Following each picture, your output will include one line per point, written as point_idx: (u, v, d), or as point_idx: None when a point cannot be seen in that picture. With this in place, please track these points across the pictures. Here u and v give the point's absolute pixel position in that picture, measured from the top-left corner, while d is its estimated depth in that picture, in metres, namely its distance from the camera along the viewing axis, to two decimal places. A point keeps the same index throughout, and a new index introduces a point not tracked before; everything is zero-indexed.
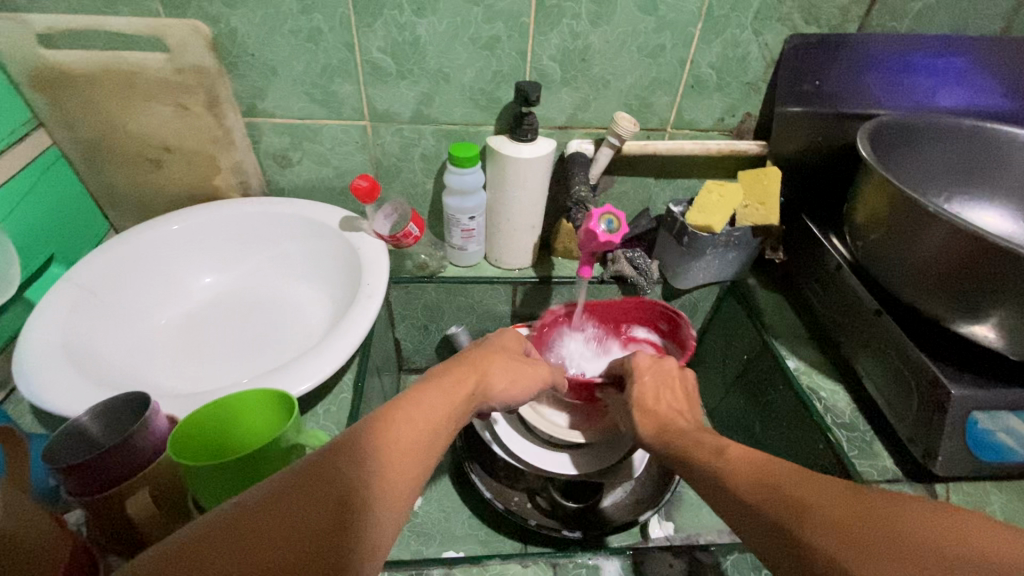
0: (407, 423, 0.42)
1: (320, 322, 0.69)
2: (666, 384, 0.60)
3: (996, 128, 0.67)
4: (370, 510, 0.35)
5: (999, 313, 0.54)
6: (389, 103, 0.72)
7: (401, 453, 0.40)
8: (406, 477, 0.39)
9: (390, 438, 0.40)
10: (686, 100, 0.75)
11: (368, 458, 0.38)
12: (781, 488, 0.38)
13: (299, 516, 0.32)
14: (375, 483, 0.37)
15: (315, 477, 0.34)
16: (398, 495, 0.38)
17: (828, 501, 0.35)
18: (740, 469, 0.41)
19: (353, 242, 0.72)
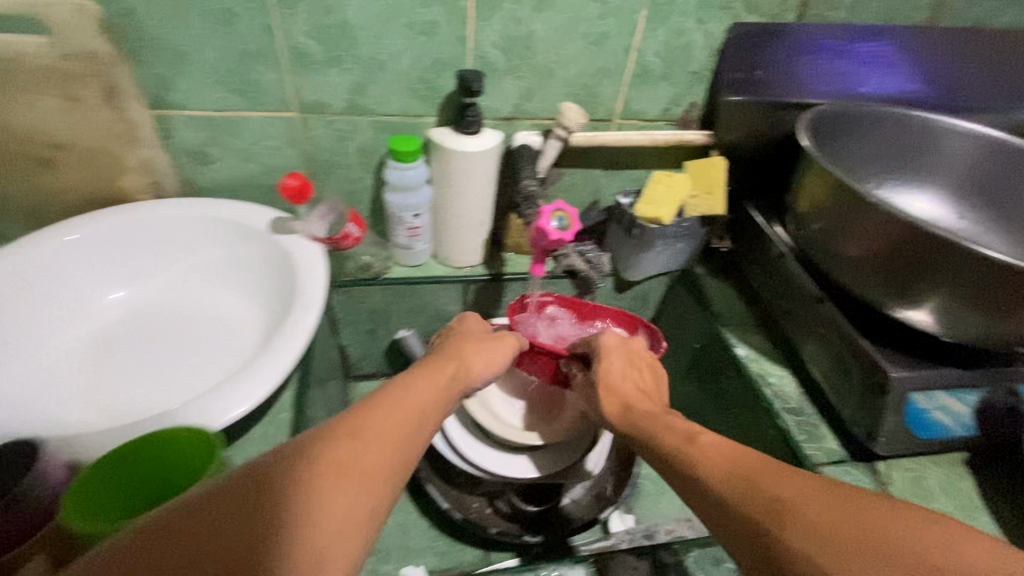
0: (379, 420, 0.39)
1: (252, 336, 0.64)
2: (635, 366, 0.62)
3: (925, 116, 0.70)
4: (320, 504, 0.32)
5: (934, 299, 0.56)
6: (319, 93, 0.67)
7: (371, 446, 0.37)
8: (378, 482, 0.36)
9: (359, 438, 0.36)
10: (633, 90, 0.74)
11: (330, 464, 0.34)
12: (755, 480, 0.39)
13: (236, 531, 0.29)
14: (328, 478, 0.33)
15: (261, 492, 0.31)
16: (366, 504, 0.34)
17: (806, 498, 0.36)
18: (712, 460, 0.42)
19: (286, 246, 0.66)
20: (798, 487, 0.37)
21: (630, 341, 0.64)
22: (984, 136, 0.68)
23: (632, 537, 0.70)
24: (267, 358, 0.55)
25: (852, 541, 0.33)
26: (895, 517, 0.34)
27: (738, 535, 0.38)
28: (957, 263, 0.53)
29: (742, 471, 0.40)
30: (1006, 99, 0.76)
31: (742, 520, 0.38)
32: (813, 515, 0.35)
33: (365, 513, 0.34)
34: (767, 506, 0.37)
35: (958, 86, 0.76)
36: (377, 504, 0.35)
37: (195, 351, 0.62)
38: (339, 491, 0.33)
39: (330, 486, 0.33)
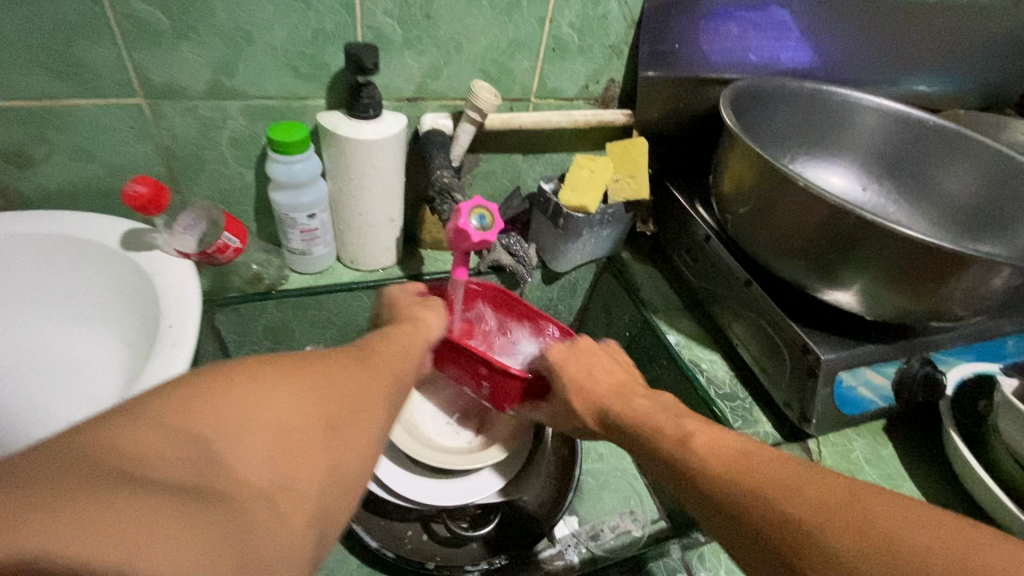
0: (384, 361, 0.41)
1: (114, 384, 0.53)
2: (592, 358, 0.58)
3: (836, 90, 0.70)
4: (359, 400, 0.35)
5: (858, 279, 0.57)
6: (170, 74, 0.54)
7: (388, 372, 0.40)
8: (385, 410, 0.37)
9: (372, 372, 0.38)
10: (548, 66, 0.67)
11: (365, 374, 0.37)
12: (769, 493, 0.36)
13: (302, 397, 0.32)
14: (362, 382, 0.36)
15: (315, 373, 0.34)
16: (375, 428, 0.36)
17: (823, 511, 0.34)
18: (718, 465, 0.40)
19: (145, 267, 0.54)
20: (818, 493, 0.35)
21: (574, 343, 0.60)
22: (888, 110, 0.70)
23: (578, 542, 0.66)
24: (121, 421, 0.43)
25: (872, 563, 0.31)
26: (913, 524, 0.32)
27: (748, 551, 0.37)
28: (877, 242, 0.53)
29: (752, 482, 0.37)
30: (886, 72, 0.80)
31: (753, 539, 0.36)
32: (829, 538, 0.33)
33: (371, 438, 0.35)
34: (782, 526, 0.35)
35: (853, 60, 0.78)
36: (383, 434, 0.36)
37: (51, 421, 0.52)
38: (357, 410, 0.35)
39: (350, 399, 0.34)
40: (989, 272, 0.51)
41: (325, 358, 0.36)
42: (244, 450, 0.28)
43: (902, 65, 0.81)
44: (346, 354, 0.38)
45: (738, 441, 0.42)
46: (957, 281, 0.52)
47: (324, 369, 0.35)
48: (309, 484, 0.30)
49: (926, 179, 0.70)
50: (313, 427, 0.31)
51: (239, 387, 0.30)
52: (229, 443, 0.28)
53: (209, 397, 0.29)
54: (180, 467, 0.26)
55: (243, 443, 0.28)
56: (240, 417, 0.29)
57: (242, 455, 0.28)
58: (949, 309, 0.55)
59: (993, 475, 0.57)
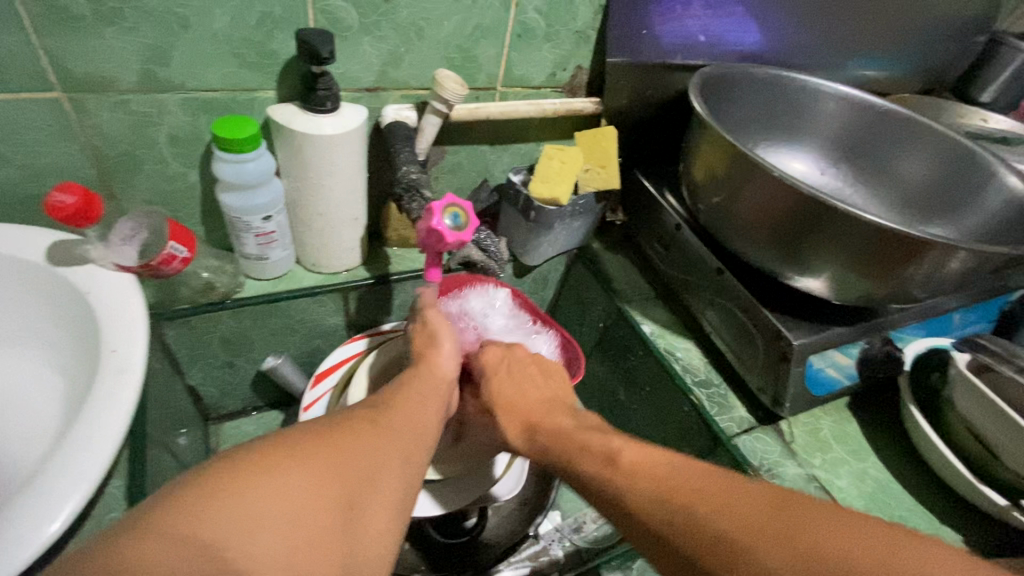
0: (401, 423, 0.38)
1: (51, 420, 0.48)
2: (525, 368, 0.56)
3: (796, 77, 0.71)
4: (378, 470, 0.34)
5: (828, 266, 0.57)
6: (94, 64, 0.48)
7: (405, 429, 0.38)
8: (405, 481, 0.35)
9: (389, 435, 0.36)
10: (515, 52, 0.64)
11: (382, 437, 0.36)
12: (706, 508, 0.35)
13: (317, 481, 0.30)
14: (379, 449, 0.35)
15: (328, 450, 0.32)
16: (393, 506, 0.34)
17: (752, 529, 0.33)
18: (643, 486, 0.39)
19: (79, 285, 0.48)
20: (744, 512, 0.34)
21: (511, 348, 0.57)
22: (847, 97, 0.72)
23: (562, 536, 0.68)
24: (63, 464, 0.38)
25: None
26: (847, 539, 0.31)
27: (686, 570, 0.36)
28: (842, 230, 0.54)
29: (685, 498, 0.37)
30: (839, 58, 0.82)
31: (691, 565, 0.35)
32: (764, 557, 0.32)
33: (391, 515, 0.33)
34: (714, 545, 0.34)
35: (810, 47, 0.79)
36: (402, 508, 0.34)
37: None
38: (374, 487, 0.33)
39: (367, 476, 0.33)
40: (948, 256, 0.52)
41: (337, 433, 0.34)
42: (259, 551, 0.27)
43: (856, 50, 0.83)
44: (358, 419, 0.36)
45: (666, 455, 0.40)
46: (919, 265, 0.54)
47: (338, 447, 0.33)
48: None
49: (880, 164, 0.73)
50: (330, 512, 0.30)
51: (252, 479, 0.29)
52: (245, 544, 0.27)
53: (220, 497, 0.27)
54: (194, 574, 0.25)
55: (257, 546, 0.27)
56: (254, 513, 0.27)
57: (258, 555, 0.27)
58: (910, 291, 0.57)
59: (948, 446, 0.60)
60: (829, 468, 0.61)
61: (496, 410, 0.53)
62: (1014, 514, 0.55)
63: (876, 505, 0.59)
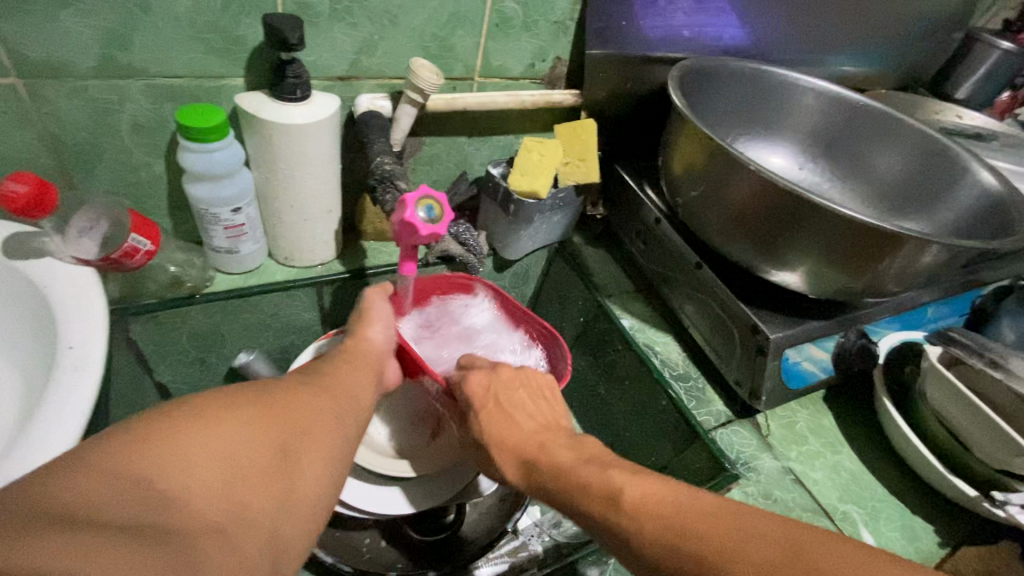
0: (336, 384, 0.38)
1: (7, 419, 0.46)
2: (512, 392, 0.52)
3: (775, 70, 0.71)
4: (315, 426, 0.34)
5: (804, 260, 0.58)
6: (49, 48, 0.46)
7: (343, 392, 0.38)
8: (342, 432, 0.35)
9: (326, 396, 0.36)
10: (492, 42, 0.63)
11: (318, 396, 0.36)
12: (720, 568, 0.33)
13: (254, 426, 0.30)
14: (316, 406, 0.35)
15: (265, 401, 0.32)
16: (331, 453, 0.34)
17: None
18: (649, 529, 0.37)
19: (35, 279, 0.46)
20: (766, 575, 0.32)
21: (494, 369, 0.53)
22: (824, 90, 0.72)
23: (541, 531, 0.67)
24: (16, 465, 0.37)
25: None
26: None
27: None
28: (818, 224, 0.54)
29: (699, 553, 0.34)
30: (818, 53, 0.83)
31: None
32: None
33: (329, 461, 0.33)
34: None
35: (789, 41, 0.79)
36: (340, 457, 0.34)
37: None
38: (314, 439, 0.33)
39: (303, 422, 0.33)
40: (921, 250, 0.53)
41: (270, 387, 0.34)
42: (194, 483, 0.27)
43: (835, 45, 0.83)
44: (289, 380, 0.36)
45: (668, 489, 0.38)
46: (893, 260, 0.54)
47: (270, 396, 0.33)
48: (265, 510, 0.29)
49: (856, 159, 0.73)
50: (267, 455, 0.30)
51: (187, 417, 0.28)
52: (180, 475, 0.26)
53: (148, 437, 0.27)
54: (127, 505, 0.25)
55: (191, 478, 0.27)
56: (188, 452, 0.27)
57: (192, 486, 0.27)
58: (885, 286, 0.57)
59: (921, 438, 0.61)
60: (805, 461, 0.62)
61: (490, 446, 0.50)
62: (983, 504, 0.55)
63: (850, 497, 0.60)
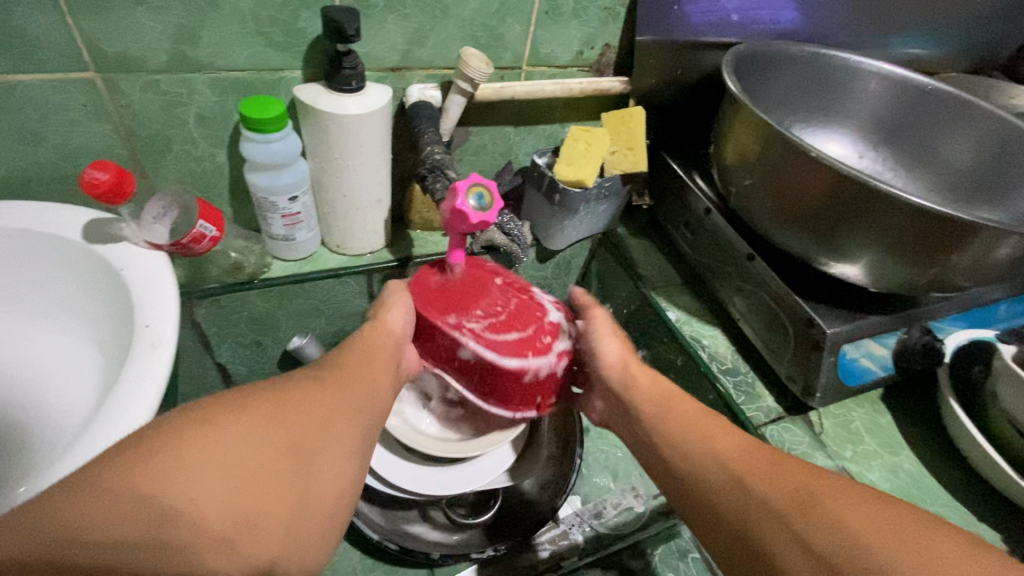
0: (347, 384, 0.42)
1: (89, 391, 0.49)
2: None
3: (836, 54, 0.68)
4: (317, 435, 0.37)
5: (865, 251, 0.55)
6: (125, 45, 0.48)
7: (343, 397, 0.41)
8: (352, 432, 0.39)
9: (332, 400, 0.40)
10: (541, 30, 0.62)
11: (322, 402, 0.39)
12: (811, 492, 0.38)
13: (259, 434, 0.33)
14: (319, 409, 0.38)
15: (266, 409, 0.35)
16: (342, 452, 0.38)
17: (857, 534, 0.35)
18: (737, 449, 0.44)
19: (112, 260, 0.49)
20: (858, 519, 0.36)
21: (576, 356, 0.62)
22: (890, 74, 0.68)
23: (582, 521, 0.67)
24: (99, 432, 0.40)
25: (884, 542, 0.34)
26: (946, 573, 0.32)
27: (732, 553, 0.41)
28: (883, 213, 0.51)
29: (791, 480, 0.40)
30: (882, 35, 0.78)
31: (749, 541, 0.39)
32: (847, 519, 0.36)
33: (336, 465, 0.37)
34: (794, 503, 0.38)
35: (849, 23, 0.75)
36: (353, 453, 0.39)
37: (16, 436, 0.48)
38: (320, 445, 0.36)
39: (306, 431, 0.36)
40: (998, 242, 0.49)
41: (275, 394, 0.37)
42: (197, 496, 0.29)
43: (901, 25, 0.79)
44: (303, 378, 0.40)
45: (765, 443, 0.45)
46: (963, 253, 0.51)
47: (282, 404, 0.36)
48: (274, 514, 0.32)
49: (925, 147, 0.69)
50: (271, 463, 0.33)
51: (196, 434, 0.31)
52: (184, 487, 0.29)
53: (155, 457, 0.29)
54: (126, 524, 0.27)
55: (196, 489, 0.29)
56: (193, 465, 0.30)
57: (198, 496, 0.29)
58: (953, 280, 0.54)
59: (991, 443, 0.57)
60: (860, 461, 0.59)
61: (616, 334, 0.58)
62: None
63: (910, 500, 0.57)
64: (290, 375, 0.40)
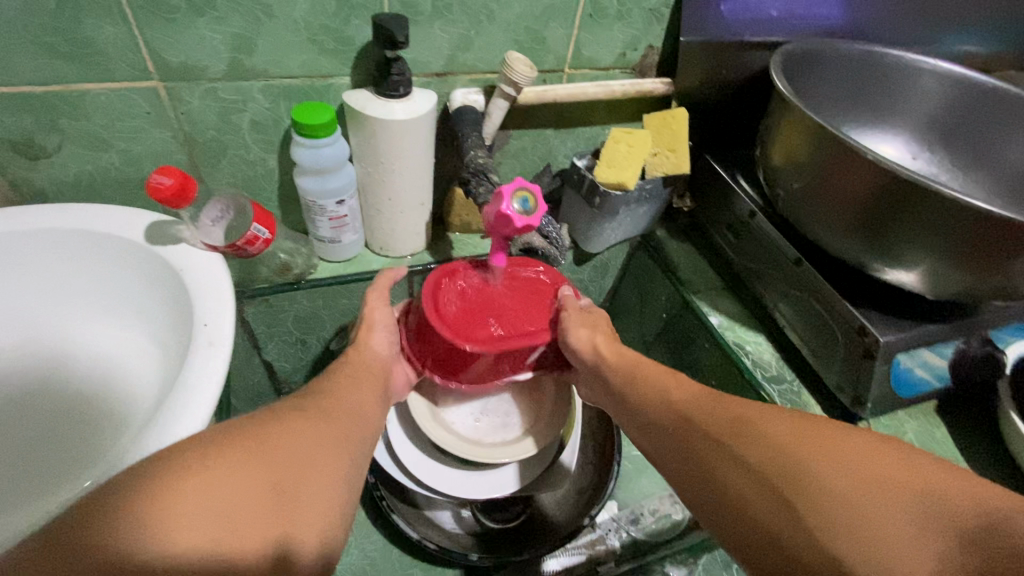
0: (330, 412, 0.43)
1: (151, 385, 0.52)
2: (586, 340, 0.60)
3: (891, 51, 0.65)
4: (306, 463, 0.37)
5: (920, 258, 0.53)
6: (187, 54, 0.50)
7: (326, 425, 0.41)
8: (339, 459, 0.39)
9: (316, 428, 0.40)
10: (584, 33, 0.62)
11: (306, 430, 0.39)
12: (741, 414, 0.42)
13: (244, 466, 0.34)
14: (304, 436, 0.39)
15: (249, 439, 0.36)
16: (329, 481, 0.38)
17: (786, 443, 0.38)
18: (698, 394, 0.47)
19: (171, 260, 0.51)
20: (784, 433, 0.39)
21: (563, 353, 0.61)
22: (947, 72, 0.65)
23: (619, 526, 0.68)
24: (161, 426, 0.41)
25: (802, 448, 0.37)
26: (865, 475, 0.35)
27: (679, 475, 0.44)
28: (936, 219, 0.49)
29: (733, 411, 0.43)
30: (937, 31, 0.75)
31: (690, 454, 0.43)
32: (771, 430, 0.40)
33: (326, 491, 0.37)
34: (730, 426, 0.42)
35: (902, 19, 0.73)
36: (341, 480, 0.39)
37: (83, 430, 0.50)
38: (308, 473, 0.37)
39: (294, 459, 0.36)
40: None
41: (258, 425, 0.37)
42: (181, 535, 0.30)
43: (958, 21, 0.75)
44: (290, 408, 0.41)
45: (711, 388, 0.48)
46: None
47: (263, 436, 0.36)
48: (239, 546, 0.31)
49: (984, 147, 0.66)
50: (256, 493, 0.33)
51: (178, 472, 0.32)
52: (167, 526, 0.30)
53: (123, 499, 0.30)
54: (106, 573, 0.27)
55: (181, 528, 0.30)
56: (177, 503, 0.30)
57: (183, 534, 0.30)
58: (1019, 287, 0.51)
59: None
60: None
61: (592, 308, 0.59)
62: None
63: None
64: (276, 405, 0.41)
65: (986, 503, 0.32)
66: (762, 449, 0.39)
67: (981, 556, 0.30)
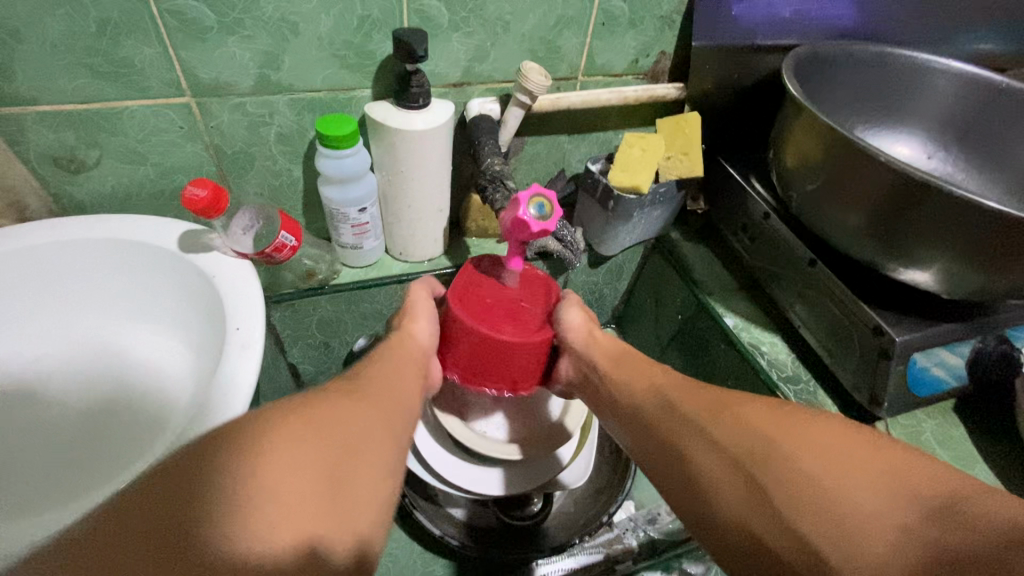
0: (377, 394, 0.44)
1: (186, 387, 0.55)
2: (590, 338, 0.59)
3: (904, 52, 0.66)
4: (358, 446, 0.39)
5: (935, 258, 0.53)
6: (218, 71, 0.53)
7: (374, 407, 0.43)
8: (387, 444, 0.41)
9: (365, 410, 0.42)
10: (597, 41, 0.64)
11: (356, 414, 0.41)
12: (718, 398, 0.47)
13: (303, 446, 0.36)
14: (354, 419, 0.40)
15: (302, 418, 0.37)
16: (378, 464, 0.39)
17: (763, 428, 0.42)
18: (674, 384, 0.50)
19: (204, 267, 0.54)
20: (767, 421, 0.43)
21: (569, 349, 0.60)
22: (960, 72, 0.65)
23: (636, 525, 0.68)
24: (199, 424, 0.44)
25: (776, 431, 0.41)
26: (836, 456, 0.39)
27: (655, 459, 0.48)
28: (949, 220, 0.50)
29: (715, 395, 0.47)
30: (950, 30, 0.75)
31: (668, 445, 0.47)
32: (748, 411, 0.44)
33: (376, 474, 0.39)
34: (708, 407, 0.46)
35: (914, 19, 0.73)
36: (390, 463, 0.40)
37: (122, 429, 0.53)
38: (359, 455, 0.38)
39: (347, 442, 0.38)
40: None
41: (314, 406, 0.39)
42: (254, 511, 0.32)
43: (972, 20, 0.75)
44: (337, 390, 0.43)
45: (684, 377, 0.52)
46: None
47: (317, 415, 0.38)
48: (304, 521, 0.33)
49: (999, 146, 0.65)
50: (314, 472, 0.35)
51: (247, 449, 0.34)
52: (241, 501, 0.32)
53: (199, 472, 0.32)
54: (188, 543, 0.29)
55: (253, 505, 0.32)
56: (246, 478, 0.32)
57: (255, 512, 0.32)
58: None
59: None
60: None
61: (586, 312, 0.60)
62: None
63: None
64: (326, 386, 0.43)
65: (943, 484, 0.36)
66: (734, 424, 0.44)
67: (938, 526, 0.33)
